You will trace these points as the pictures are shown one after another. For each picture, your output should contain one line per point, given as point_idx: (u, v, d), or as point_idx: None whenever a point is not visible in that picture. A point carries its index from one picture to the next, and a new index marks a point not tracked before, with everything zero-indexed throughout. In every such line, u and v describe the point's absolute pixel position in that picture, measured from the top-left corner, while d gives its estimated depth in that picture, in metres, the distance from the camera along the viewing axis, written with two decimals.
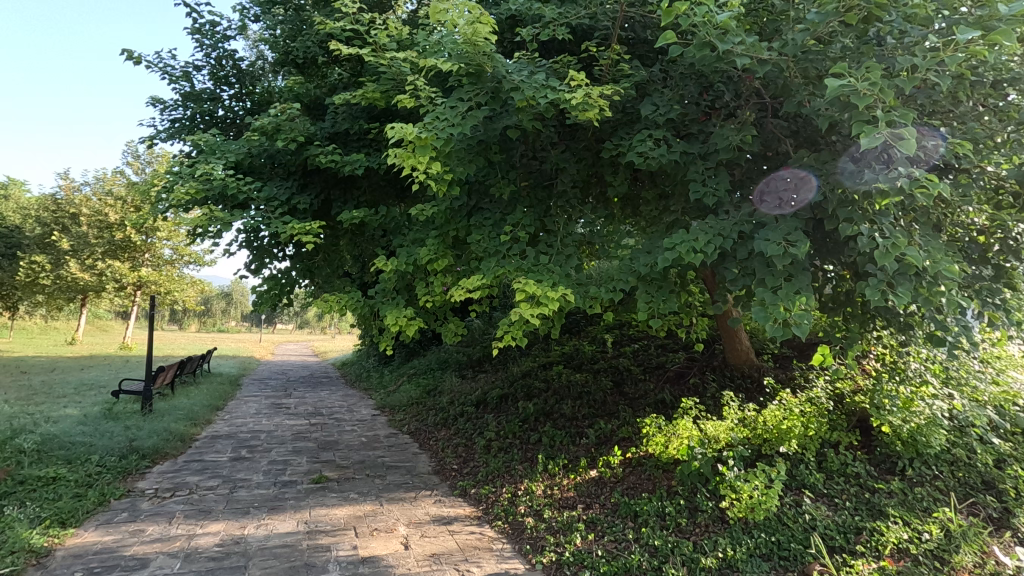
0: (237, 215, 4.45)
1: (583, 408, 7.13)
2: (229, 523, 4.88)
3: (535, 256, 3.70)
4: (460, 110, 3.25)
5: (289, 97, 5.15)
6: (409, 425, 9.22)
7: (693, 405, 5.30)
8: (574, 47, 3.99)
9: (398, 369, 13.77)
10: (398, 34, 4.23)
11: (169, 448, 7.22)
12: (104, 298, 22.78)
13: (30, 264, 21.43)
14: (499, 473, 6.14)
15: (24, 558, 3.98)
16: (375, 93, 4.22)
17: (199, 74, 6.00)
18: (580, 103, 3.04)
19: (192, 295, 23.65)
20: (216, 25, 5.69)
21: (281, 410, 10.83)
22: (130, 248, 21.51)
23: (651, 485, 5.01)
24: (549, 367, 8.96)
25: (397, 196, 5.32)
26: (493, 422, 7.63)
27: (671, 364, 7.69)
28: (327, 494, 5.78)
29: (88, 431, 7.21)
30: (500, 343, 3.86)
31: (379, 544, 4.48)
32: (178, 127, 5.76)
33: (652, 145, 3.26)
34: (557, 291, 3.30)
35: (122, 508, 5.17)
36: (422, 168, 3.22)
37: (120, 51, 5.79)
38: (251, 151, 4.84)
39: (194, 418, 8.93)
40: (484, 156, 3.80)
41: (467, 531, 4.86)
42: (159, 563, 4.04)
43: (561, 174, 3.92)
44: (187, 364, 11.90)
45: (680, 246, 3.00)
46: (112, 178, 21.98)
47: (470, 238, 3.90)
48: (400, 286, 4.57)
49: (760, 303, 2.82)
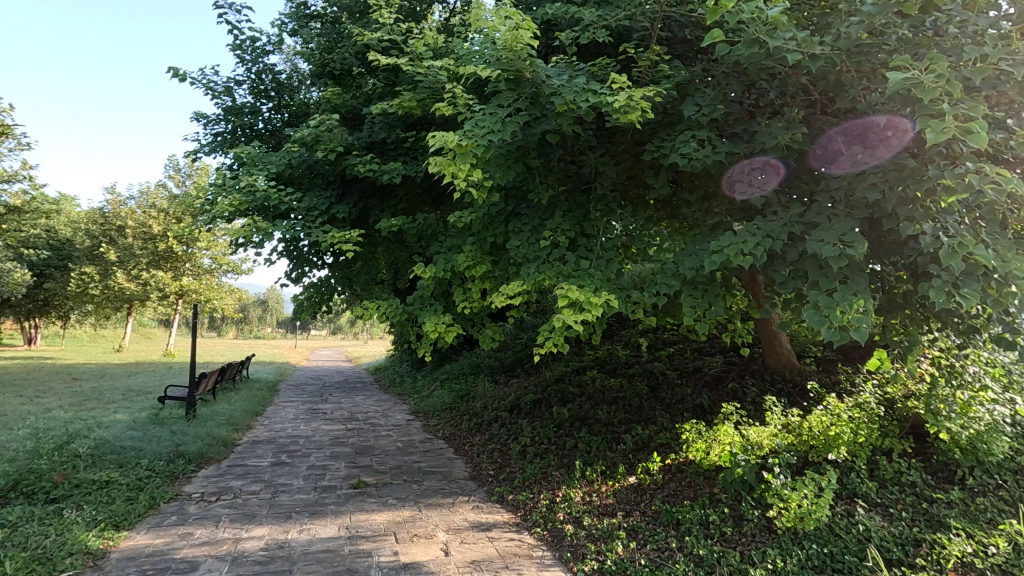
0: (278, 225, 4.54)
1: (619, 413, 7.04)
2: (273, 527, 4.97)
3: (576, 261, 3.66)
4: (499, 116, 3.24)
5: (327, 108, 5.25)
6: (443, 430, 9.27)
7: (735, 411, 5.17)
8: (611, 49, 3.96)
9: (431, 374, 13.88)
10: (434, 42, 4.27)
11: (214, 453, 7.43)
12: (149, 307, 23.71)
13: (80, 276, 22.46)
14: (536, 478, 6.10)
15: (82, 559, 4.13)
16: (411, 102, 4.25)
17: (240, 88, 6.17)
18: (623, 106, 3.00)
19: (231, 304, 24.36)
20: (256, 41, 5.84)
21: (319, 415, 11.04)
22: (172, 258, 22.36)
23: (692, 493, 4.90)
24: (582, 372, 8.89)
25: (433, 204, 5.36)
26: (528, 427, 7.59)
27: (708, 368, 7.52)
28: (366, 499, 5.84)
29: (138, 436, 7.47)
30: (540, 350, 3.83)
31: (419, 550, 4.49)
32: (221, 140, 5.95)
33: (696, 146, 3.19)
34: (599, 296, 3.25)
35: (171, 512, 5.32)
36: (463, 175, 3.22)
37: (167, 69, 6.02)
38: (291, 163, 4.95)
39: (236, 423, 9.16)
40: (523, 161, 3.79)
41: (506, 537, 4.84)
42: (208, 566, 4.13)
43: (601, 178, 3.89)
44: (227, 371, 12.24)
45: (728, 248, 2.92)
46: (155, 191, 22.91)
47: (509, 244, 3.88)
48: (437, 292, 4.59)
49: (815, 306, 2.73)
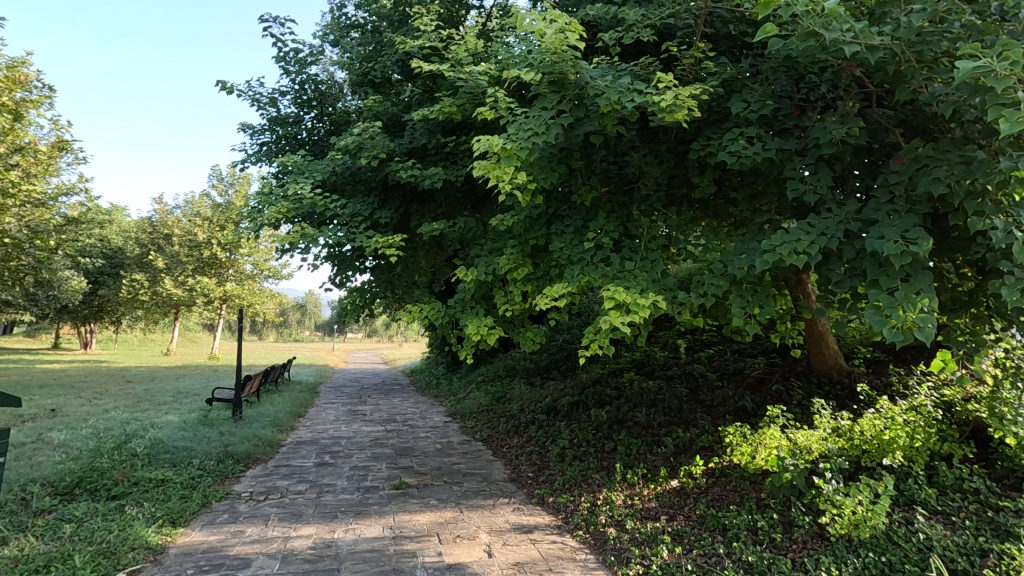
0: (324, 231, 4.66)
1: (658, 416, 6.95)
2: (320, 526, 5.09)
3: (620, 262, 3.63)
4: (543, 118, 3.24)
5: (369, 116, 5.36)
6: (481, 432, 9.31)
7: (780, 414, 5.04)
8: (653, 48, 3.94)
9: (466, 376, 13.99)
10: (474, 47, 4.31)
11: (260, 453, 7.66)
12: (194, 313, 24.60)
13: (130, 283, 23.38)
14: (576, 481, 6.07)
15: (143, 554, 4.31)
16: (452, 107, 4.30)
17: (284, 98, 6.35)
18: (669, 105, 2.97)
19: (271, 308, 25.08)
20: (299, 53, 6.01)
21: (358, 416, 11.26)
22: (216, 265, 23.21)
23: (738, 497, 4.78)
24: (620, 374, 8.80)
25: (473, 208, 5.43)
26: (566, 430, 7.55)
27: (750, 370, 7.34)
28: (409, 499, 5.92)
29: (189, 436, 7.74)
30: (585, 352, 3.81)
31: (463, 551, 4.52)
32: (267, 149, 6.14)
33: (745, 143, 3.12)
34: (646, 298, 3.22)
35: (223, 510, 5.51)
36: (507, 178, 3.24)
37: (216, 83, 6.25)
38: (335, 170, 5.08)
39: (280, 425, 9.41)
40: (566, 163, 3.78)
41: (548, 540, 4.83)
42: (260, 563, 4.25)
43: (644, 178, 3.86)
44: (270, 373, 12.59)
45: (781, 248, 2.85)
46: (199, 201, 23.83)
47: (552, 246, 3.89)
48: (478, 295, 4.62)
49: (876, 306, 2.64)
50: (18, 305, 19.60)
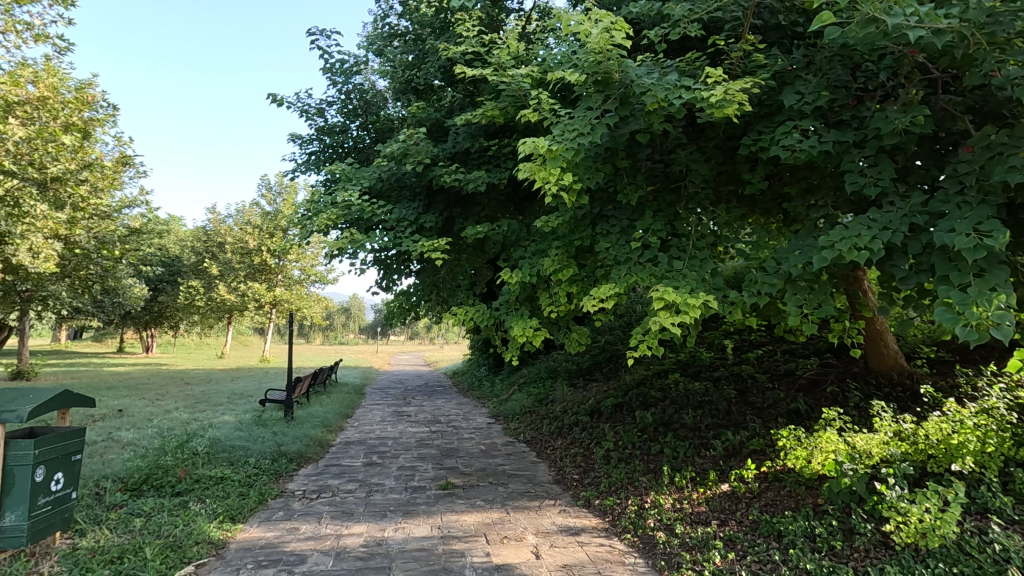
0: (371, 237, 4.78)
1: (705, 418, 6.79)
2: (371, 525, 5.21)
3: (668, 262, 3.58)
4: (589, 119, 3.23)
5: (413, 123, 5.47)
6: (524, 434, 9.32)
7: (837, 416, 4.84)
8: (699, 43, 3.88)
9: (508, 378, 14.05)
10: (516, 51, 4.34)
11: (311, 452, 7.90)
12: (246, 317, 25.61)
13: (187, 289, 24.52)
14: (622, 483, 6.00)
15: (206, 548, 4.51)
16: (495, 111, 4.33)
17: (331, 108, 6.54)
18: (719, 100, 2.91)
19: (318, 312, 25.87)
20: (345, 63, 6.18)
21: (404, 417, 11.46)
22: (266, 271, 24.13)
23: (793, 503, 4.62)
24: (664, 375, 8.67)
25: (515, 210, 5.47)
26: (610, 432, 7.48)
27: (802, 371, 7.08)
28: (455, 500, 5.99)
29: (245, 436, 8.05)
30: (633, 353, 3.76)
31: (510, 553, 4.54)
32: (315, 158, 6.35)
33: (800, 137, 3.03)
34: (697, 298, 3.16)
35: (278, 507, 5.71)
36: (553, 179, 3.24)
37: (268, 96, 6.51)
38: (381, 177, 5.20)
39: (329, 425, 9.69)
40: (611, 163, 3.76)
41: (596, 542, 4.79)
42: (315, 560, 4.39)
43: (692, 176, 3.80)
44: (319, 375, 12.98)
45: (841, 244, 2.74)
46: (250, 210, 24.83)
47: (598, 247, 3.87)
48: (523, 297, 4.63)
49: (946, 303, 2.50)
50: (88, 312, 20.86)
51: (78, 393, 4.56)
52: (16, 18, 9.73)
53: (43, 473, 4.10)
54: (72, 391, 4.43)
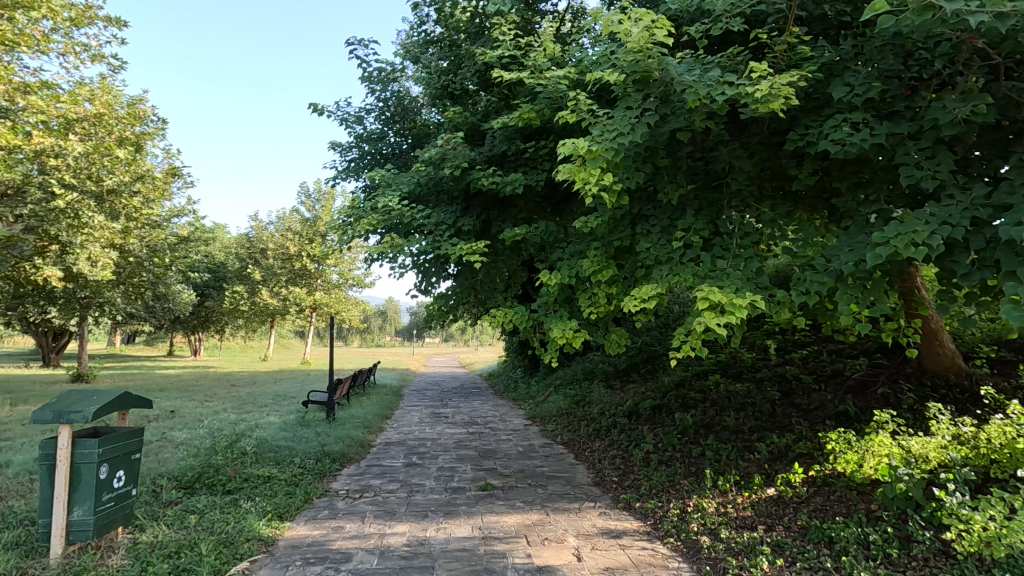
0: (411, 241, 4.86)
1: (748, 420, 6.62)
2: (413, 525, 5.29)
3: (711, 261, 3.51)
4: (629, 118, 3.21)
5: (450, 128, 5.54)
6: (561, 435, 9.30)
7: (890, 419, 4.66)
8: (740, 37, 3.81)
9: (544, 379, 14.05)
10: (553, 52, 4.35)
11: (353, 453, 8.08)
12: (287, 321, 26.37)
13: (232, 295, 25.41)
14: (663, 486, 5.91)
15: (257, 545, 4.66)
16: (531, 113, 4.34)
17: (369, 116, 6.69)
18: (764, 95, 2.85)
19: (356, 315, 26.43)
20: (384, 72, 6.31)
21: (441, 418, 11.59)
22: (306, 276, 24.81)
23: (844, 509, 4.46)
24: (704, 376, 8.51)
25: (552, 211, 5.48)
26: (649, 434, 7.39)
27: (850, 372, 6.82)
28: (495, 501, 6.01)
29: (290, 437, 8.29)
30: (677, 354, 3.71)
31: (552, 554, 4.53)
32: (356, 164, 6.51)
33: (850, 130, 2.94)
34: (743, 297, 3.09)
35: (323, 506, 5.86)
36: (593, 180, 3.22)
37: (310, 106, 6.72)
38: (419, 181, 5.28)
39: (369, 426, 9.89)
40: (651, 162, 3.72)
41: (638, 546, 4.73)
42: (360, 558, 4.48)
43: (734, 173, 3.73)
44: (358, 377, 13.26)
45: (897, 240, 2.64)
46: (290, 216, 25.59)
47: (638, 247, 3.83)
48: (562, 299, 4.63)
49: (1013, 299, 2.37)
50: (141, 317, 21.85)
51: (136, 394, 4.79)
52: (74, 40, 10.33)
53: (107, 470, 4.31)
54: (131, 393, 4.67)
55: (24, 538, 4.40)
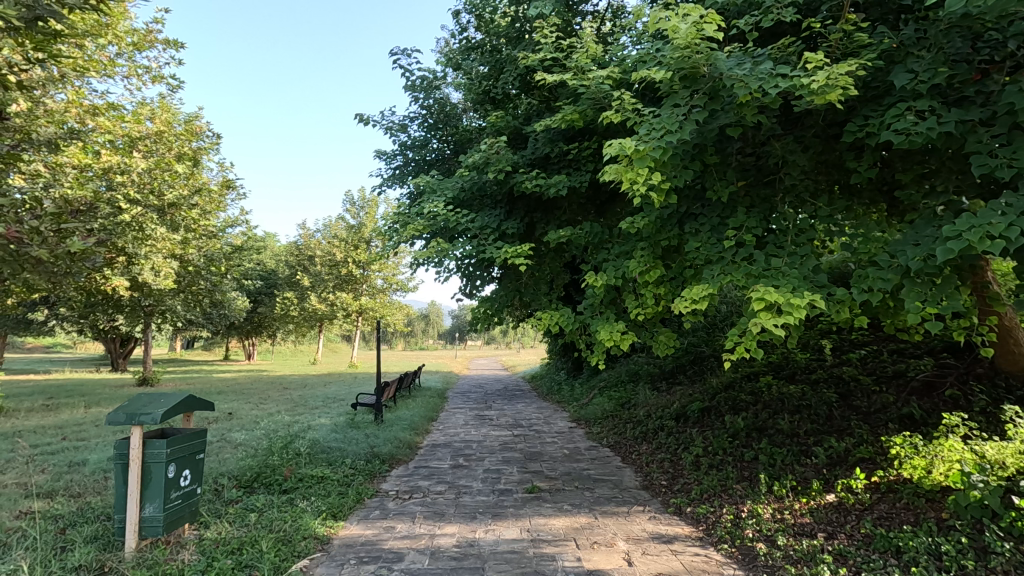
0: (456, 245, 4.93)
1: (804, 423, 6.38)
2: (462, 526, 5.35)
3: (765, 259, 3.41)
4: (677, 116, 3.16)
5: (492, 132, 5.59)
6: (607, 438, 9.20)
7: (961, 422, 4.42)
8: (791, 28, 3.71)
9: (588, 382, 13.95)
10: (595, 52, 4.33)
11: (401, 454, 8.24)
12: (335, 325, 27.15)
13: (283, 301, 26.34)
14: (715, 491, 5.77)
15: (313, 543, 4.81)
16: (574, 115, 4.31)
17: (412, 123, 6.82)
18: (821, 86, 2.75)
19: (400, 319, 26.98)
20: (427, 80, 6.43)
21: (486, 421, 11.66)
22: (352, 281, 25.50)
23: (913, 517, 4.22)
24: (755, 378, 8.26)
25: (596, 212, 5.45)
26: (698, 437, 7.23)
27: (914, 372, 6.48)
28: (542, 504, 6.00)
29: (341, 438, 8.52)
30: (730, 355, 3.62)
31: (602, 558, 4.49)
32: (401, 172, 6.66)
33: (915, 118, 2.81)
34: (801, 297, 2.98)
35: (375, 507, 6.00)
36: (641, 180, 3.18)
37: (357, 116, 6.92)
38: (463, 186, 5.35)
39: (416, 428, 10.05)
40: (699, 160, 3.66)
41: (691, 552, 4.63)
42: (412, 558, 4.56)
43: (788, 168, 3.62)
44: (404, 380, 13.51)
45: (970, 233, 2.50)
46: (336, 224, 26.39)
47: (687, 246, 3.76)
48: (608, 300, 4.59)
49: None
50: (199, 323, 22.95)
51: (199, 397, 5.03)
52: (137, 63, 10.99)
53: (174, 469, 4.55)
54: (195, 396, 4.90)
55: (103, 532, 4.69)
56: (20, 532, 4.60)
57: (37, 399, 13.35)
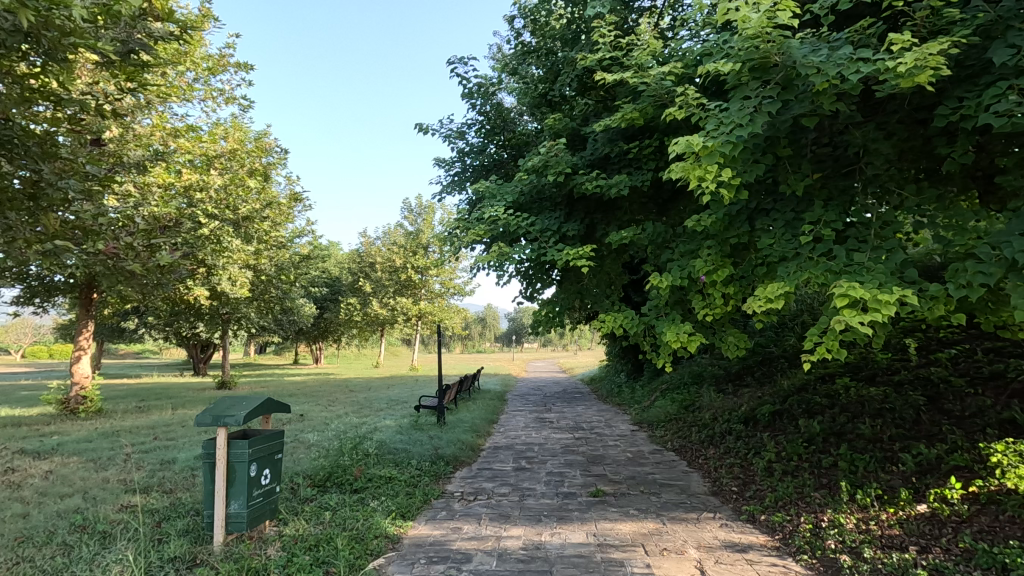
0: (517, 249, 4.95)
1: (888, 428, 5.98)
2: (527, 528, 5.35)
3: (847, 254, 3.23)
4: (748, 109, 3.05)
5: (550, 135, 5.58)
6: (672, 442, 8.97)
7: None
8: (870, 9, 3.53)
9: (649, 384, 13.68)
10: (656, 48, 4.24)
11: (464, 456, 8.36)
12: (396, 329, 27.99)
13: (347, 306, 27.40)
14: (791, 499, 5.49)
15: (384, 542, 4.94)
16: (635, 113, 4.24)
17: (469, 130, 6.93)
18: (908, 69, 2.58)
19: (458, 322, 27.47)
20: (483, 87, 6.51)
21: (546, 423, 11.66)
22: (411, 286, 26.24)
23: (1019, 532, 3.88)
24: (830, 380, 7.83)
25: (658, 210, 5.36)
26: (770, 441, 6.92)
27: (1014, 372, 5.95)
28: (607, 508, 5.92)
29: (406, 439, 8.76)
30: (808, 356, 3.45)
31: (672, 565, 4.38)
32: (461, 178, 6.78)
33: (1020, 98, 2.59)
34: (890, 293, 2.79)
35: (441, 507, 6.11)
36: (711, 176, 3.08)
37: (417, 126, 7.12)
38: (523, 190, 5.37)
39: (477, 430, 10.18)
40: (771, 153, 3.51)
41: (767, 562, 4.42)
42: (480, 559, 4.60)
43: (869, 157, 3.42)
44: (464, 382, 13.73)
45: None
46: (395, 231, 27.28)
47: (759, 243, 3.61)
48: (674, 301, 4.47)
49: None
50: (271, 329, 24.25)
51: (277, 400, 5.29)
52: (212, 87, 11.76)
53: (256, 468, 4.81)
54: (273, 399, 5.16)
55: (193, 526, 5.01)
56: (123, 524, 5.00)
57: (132, 399, 15.01)
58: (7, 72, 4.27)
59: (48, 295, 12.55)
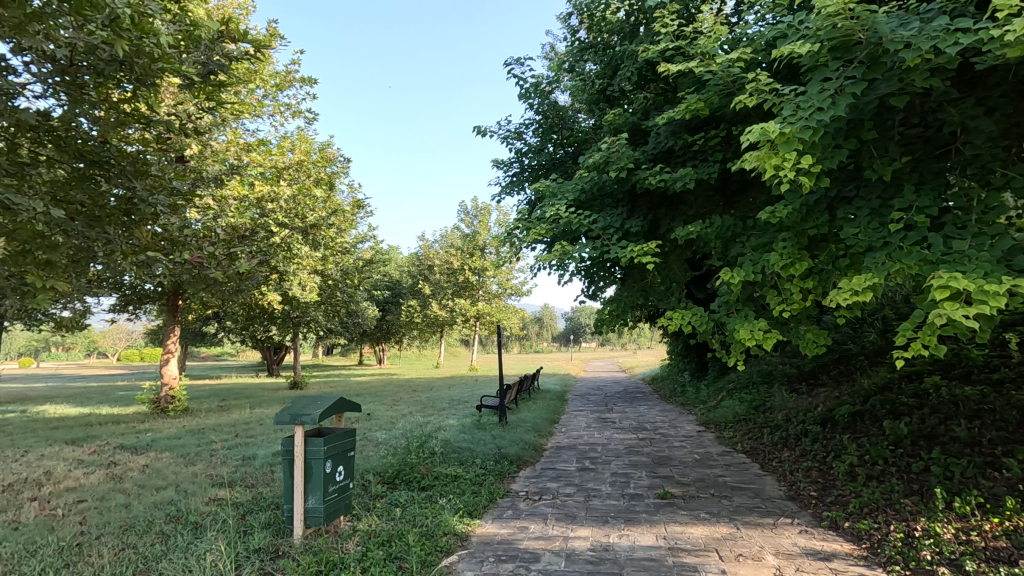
0: (580, 247, 4.89)
1: (988, 430, 5.50)
2: (595, 529, 5.29)
3: (944, 242, 2.99)
4: (829, 91, 2.88)
5: (611, 131, 5.50)
6: (742, 443, 8.61)
7: None
8: None
9: (715, 384, 13.22)
10: (722, 35, 4.10)
11: (528, 456, 8.37)
12: (455, 330, 28.46)
13: (407, 309, 28.13)
14: (878, 505, 5.14)
15: (453, 540, 5.02)
16: (702, 104, 4.10)
17: (527, 129, 6.94)
18: (1016, 37, 2.37)
19: (516, 322, 27.58)
20: (540, 86, 6.51)
21: (608, 423, 11.50)
22: (469, 288, 26.63)
23: None
24: (918, 378, 7.29)
25: (725, 203, 5.19)
26: (852, 444, 6.51)
27: None
28: (676, 510, 5.76)
29: (470, 438, 8.88)
30: (900, 352, 3.21)
31: (749, 572, 4.19)
32: (520, 177, 6.79)
33: None
34: (998, 284, 2.57)
35: (507, 506, 6.14)
36: (790, 165, 2.90)
37: (476, 128, 7.19)
38: (584, 187, 5.30)
39: (539, 430, 10.17)
40: (854, 137, 3.31)
41: (855, 571, 4.15)
42: (549, 559, 4.58)
43: (968, 136, 3.17)
44: (524, 382, 13.76)
45: None
46: (452, 234, 27.80)
47: (842, 233, 3.41)
48: (746, 297, 4.28)
49: None
50: (337, 331, 25.24)
51: (348, 400, 5.48)
52: (280, 102, 12.38)
53: (330, 465, 5.00)
54: (345, 399, 5.35)
55: (274, 519, 5.28)
56: (212, 516, 5.33)
57: (213, 399, 15.99)
58: (105, 99, 4.66)
59: (140, 302, 13.60)
